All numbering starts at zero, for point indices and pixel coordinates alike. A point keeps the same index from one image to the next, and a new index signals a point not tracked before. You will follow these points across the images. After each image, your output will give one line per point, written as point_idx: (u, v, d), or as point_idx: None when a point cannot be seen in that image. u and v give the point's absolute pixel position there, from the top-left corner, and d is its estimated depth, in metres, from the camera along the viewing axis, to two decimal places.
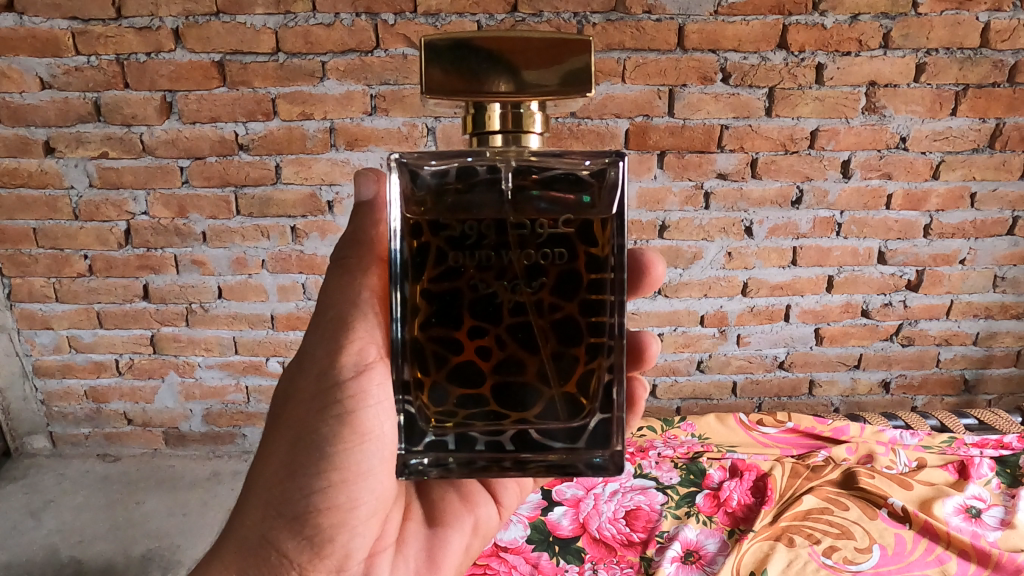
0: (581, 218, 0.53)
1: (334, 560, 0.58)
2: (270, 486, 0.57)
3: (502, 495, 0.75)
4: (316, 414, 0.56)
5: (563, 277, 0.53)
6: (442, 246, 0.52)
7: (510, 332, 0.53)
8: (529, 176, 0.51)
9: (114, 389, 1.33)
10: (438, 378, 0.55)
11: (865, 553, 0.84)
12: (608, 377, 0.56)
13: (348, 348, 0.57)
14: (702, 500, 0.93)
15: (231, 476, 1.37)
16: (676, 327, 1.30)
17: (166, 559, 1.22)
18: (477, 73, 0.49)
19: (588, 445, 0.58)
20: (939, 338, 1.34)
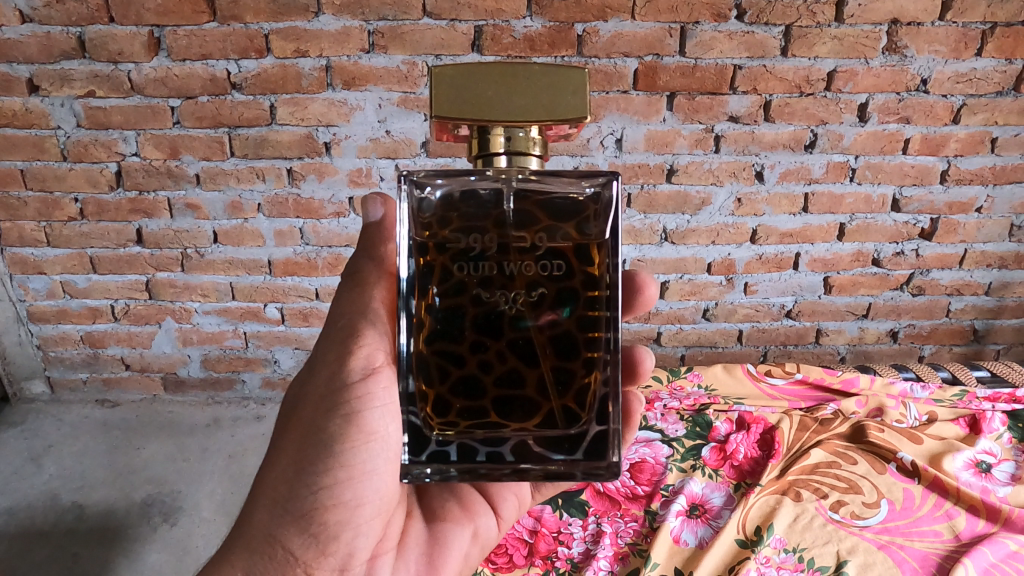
0: (577, 235, 0.52)
1: (338, 558, 0.56)
2: (277, 483, 0.55)
3: (503, 504, 0.71)
4: (325, 412, 0.55)
5: (560, 294, 0.53)
6: (447, 264, 0.52)
7: (511, 347, 0.53)
8: (530, 196, 0.51)
9: (110, 335, 1.31)
10: (442, 390, 0.53)
11: (873, 508, 0.84)
12: (603, 391, 0.55)
13: (357, 352, 0.56)
14: (707, 452, 0.92)
15: (231, 422, 1.36)
16: (682, 274, 1.27)
17: (167, 504, 1.22)
18: (486, 101, 0.48)
19: (586, 457, 0.56)
20: (950, 288, 1.31)
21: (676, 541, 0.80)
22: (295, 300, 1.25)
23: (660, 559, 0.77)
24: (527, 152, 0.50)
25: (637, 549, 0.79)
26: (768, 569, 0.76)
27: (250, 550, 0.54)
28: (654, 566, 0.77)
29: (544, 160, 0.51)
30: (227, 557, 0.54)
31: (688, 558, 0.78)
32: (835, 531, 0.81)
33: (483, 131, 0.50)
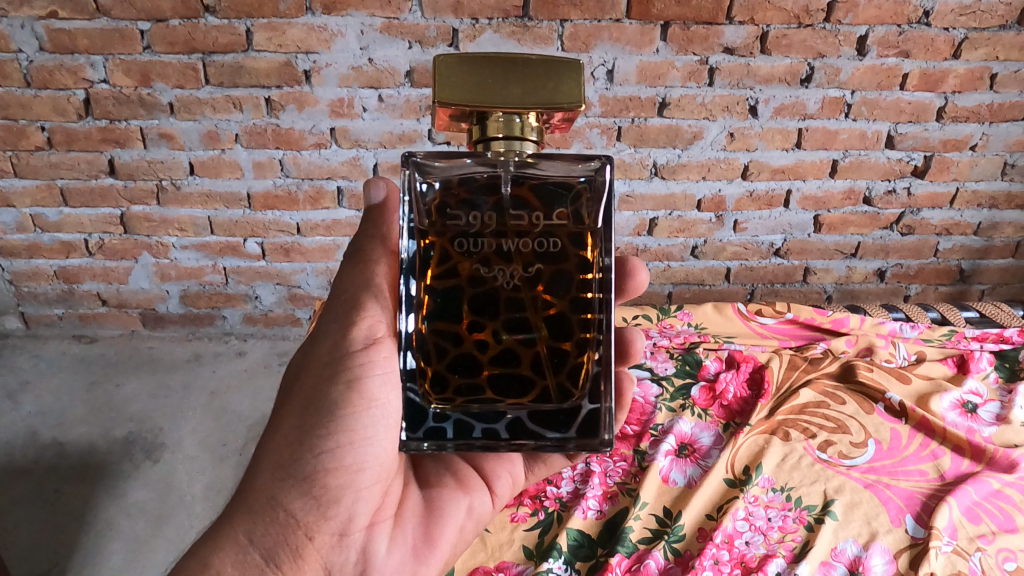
0: (571, 220, 0.55)
1: (339, 523, 0.56)
2: (280, 447, 0.55)
3: (496, 479, 0.71)
4: (328, 379, 0.56)
5: (554, 275, 0.55)
6: (448, 246, 0.54)
7: (507, 325, 0.55)
8: (525, 183, 0.54)
9: (85, 270, 1.27)
10: (440, 366, 0.56)
11: (861, 448, 0.84)
12: (597, 370, 0.57)
13: (359, 323, 0.57)
14: (697, 392, 0.91)
15: (213, 359, 1.34)
16: (671, 211, 1.25)
17: (149, 441, 1.21)
18: (485, 88, 0.50)
19: (580, 434, 0.57)
20: (940, 227, 1.30)
21: (665, 480, 0.80)
22: (277, 235, 1.21)
23: (649, 499, 0.78)
24: (524, 137, 0.52)
25: (626, 488, 0.79)
26: (756, 508, 0.77)
27: (251, 514, 0.54)
28: (644, 506, 0.77)
29: (541, 148, 0.54)
30: (229, 521, 0.54)
31: (676, 497, 0.78)
32: (823, 470, 0.81)
33: (482, 117, 0.52)
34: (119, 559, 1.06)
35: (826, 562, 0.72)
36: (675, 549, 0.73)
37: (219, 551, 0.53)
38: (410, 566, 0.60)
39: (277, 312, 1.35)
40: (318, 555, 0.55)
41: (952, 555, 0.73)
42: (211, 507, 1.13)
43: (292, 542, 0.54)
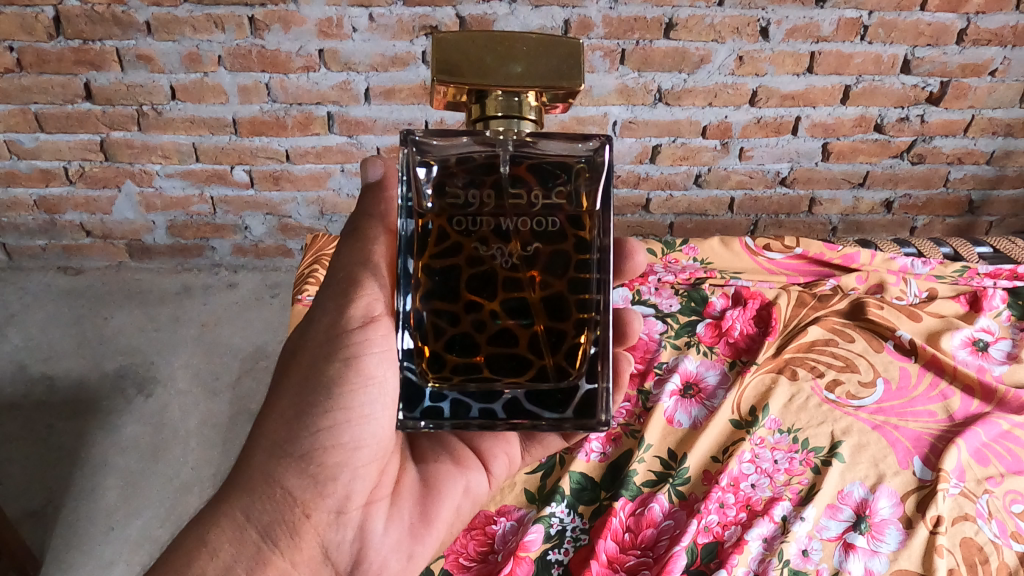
0: (570, 199, 0.52)
1: (335, 502, 0.54)
2: (276, 425, 0.54)
3: (493, 458, 0.66)
4: (326, 355, 0.54)
5: (553, 255, 0.52)
6: (445, 225, 0.51)
7: (506, 306, 0.52)
8: (524, 160, 0.51)
9: (66, 200, 1.22)
10: (437, 347, 0.52)
11: (869, 388, 0.82)
12: (594, 351, 0.54)
13: (356, 301, 0.55)
14: (702, 329, 0.89)
15: (203, 291, 1.31)
16: (675, 138, 1.19)
17: (140, 376, 1.19)
18: (484, 65, 0.47)
19: (576, 415, 0.54)
20: (951, 156, 1.26)
21: (670, 421, 0.78)
22: (265, 162, 1.16)
23: (653, 441, 0.76)
24: (522, 116, 0.49)
25: (629, 430, 0.77)
26: (762, 450, 0.75)
27: (249, 491, 0.52)
28: (648, 448, 0.75)
29: (540, 125, 0.51)
30: (225, 498, 0.53)
31: (681, 439, 0.76)
32: (830, 411, 0.79)
33: (480, 96, 0.49)
34: (115, 496, 1.07)
35: (833, 505, 0.71)
36: (680, 492, 0.72)
37: (216, 529, 0.51)
38: (407, 546, 0.59)
39: (267, 243, 1.31)
40: (315, 535, 0.54)
41: (959, 497, 0.72)
42: (206, 442, 1.13)
43: (288, 522, 0.53)
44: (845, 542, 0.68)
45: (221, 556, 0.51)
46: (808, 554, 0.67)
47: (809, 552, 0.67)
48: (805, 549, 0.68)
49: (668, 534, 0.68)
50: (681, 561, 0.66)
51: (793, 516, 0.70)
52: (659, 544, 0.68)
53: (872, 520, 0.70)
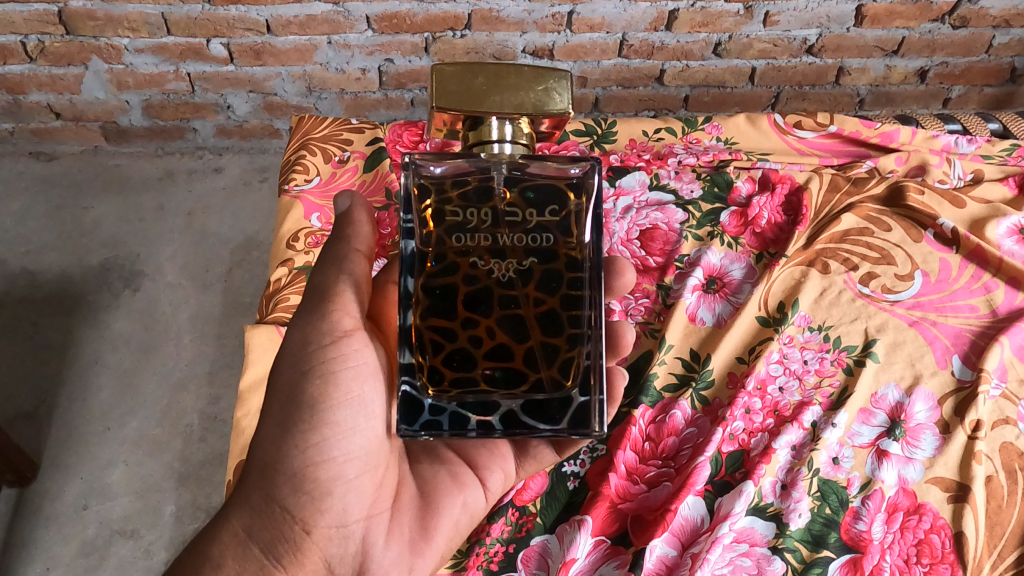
0: (562, 219, 0.53)
1: (335, 517, 0.53)
2: (265, 444, 0.52)
3: (485, 470, 0.62)
4: (303, 373, 0.53)
5: (545, 274, 0.53)
6: (444, 243, 0.52)
7: (502, 321, 0.52)
8: (517, 184, 0.52)
9: (28, 79, 1.09)
10: (435, 361, 0.53)
11: (906, 281, 0.75)
12: (587, 363, 0.55)
13: (336, 317, 0.54)
14: (727, 218, 0.80)
15: (187, 176, 1.22)
16: (694, 2, 1.07)
17: (126, 269, 1.13)
18: (483, 95, 0.47)
19: (572, 426, 0.55)
20: (999, 20, 1.13)
21: (692, 320, 0.72)
22: (244, 37, 1.05)
23: (675, 341, 0.70)
24: (516, 139, 0.51)
25: (649, 329, 0.72)
26: (791, 350, 0.70)
27: (247, 513, 0.51)
28: (669, 349, 0.70)
29: (532, 148, 0.52)
30: (227, 518, 0.51)
31: (704, 339, 0.71)
32: (865, 307, 0.73)
33: (476, 121, 0.49)
34: (109, 395, 1.04)
35: (865, 409, 0.67)
36: (703, 398, 0.67)
37: (220, 545, 0.50)
38: (409, 557, 0.57)
39: (252, 123, 1.20)
40: (319, 551, 0.52)
41: (998, 400, 0.68)
42: (199, 338, 1.09)
43: (287, 541, 0.51)
44: (878, 449, 0.64)
45: (226, 570, 0.49)
46: (838, 462, 0.63)
47: (840, 461, 0.63)
48: (836, 457, 0.64)
49: (691, 443, 0.64)
50: (705, 472, 0.62)
51: (824, 422, 0.65)
52: (681, 454, 0.64)
53: (908, 426, 0.66)
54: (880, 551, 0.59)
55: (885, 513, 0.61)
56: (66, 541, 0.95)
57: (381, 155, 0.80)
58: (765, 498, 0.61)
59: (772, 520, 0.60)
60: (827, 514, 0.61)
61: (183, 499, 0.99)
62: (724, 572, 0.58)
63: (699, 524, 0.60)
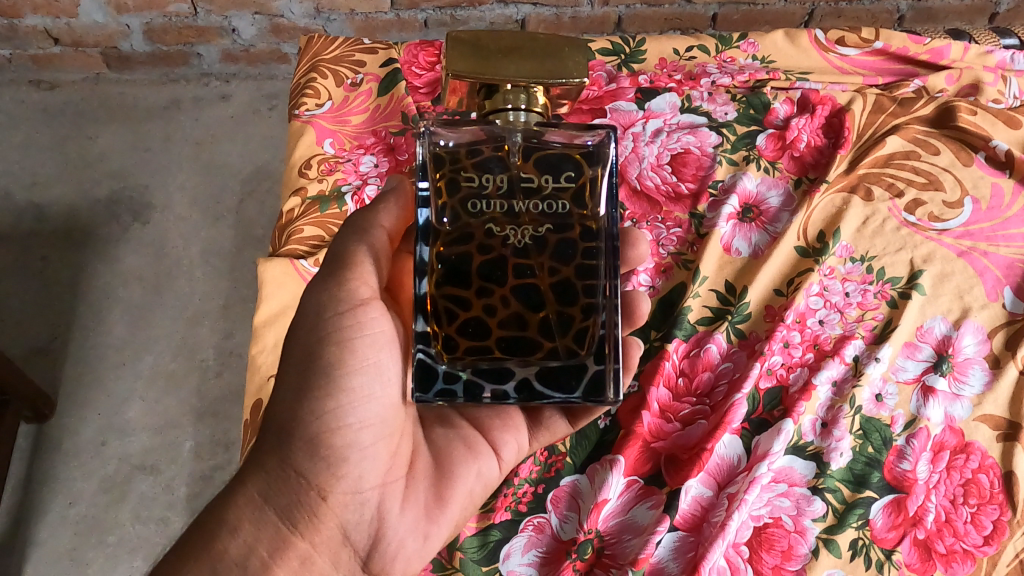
0: (576, 188, 0.49)
1: (351, 485, 0.50)
2: (281, 410, 0.50)
3: (501, 440, 0.57)
4: (317, 339, 0.50)
5: (560, 242, 0.49)
6: (459, 211, 0.48)
7: (516, 290, 0.48)
8: (533, 154, 0.49)
9: (23, 2, 1.03)
10: (449, 329, 0.49)
11: (955, 209, 0.70)
12: (603, 332, 0.50)
13: (351, 280, 0.51)
14: (764, 141, 0.74)
15: (193, 105, 1.16)
16: None
17: (135, 202, 1.10)
18: (498, 62, 0.47)
19: (584, 394, 0.50)
20: None
21: (727, 251, 0.68)
22: None
23: (709, 273, 0.67)
24: (530, 107, 0.48)
25: (682, 260, 0.68)
26: (832, 282, 0.66)
27: (263, 479, 0.49)
28: (703, 282, 0.66)
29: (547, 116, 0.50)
30: (243, 481, 0.50)
31: (740, 269, 0.67)
32: (911, 237, 0.69)
33: (491, 90, 0.49)
34: (123, 330, 1.02)
35: (911, 343, 0.63)
36: (739, 332, 0.64)
37: (235, 507, 0.48)
38: (426, 524, 0.54)
39: (259, 47, 1.14)
40: (334, 517, 0.50)
41: None
42: (212, 271, 1.06)
43: (302, 506, 0.49)
44: (924, 385, 0.61)
45: (242, 534, 0.48)
46: (881, 399, 0.61)
47: (884, 398, 0.61)
48: (879, 394, 0.61)
49: (727, 379, 0.61)
50: (742, 410, 0.59)
51: (867, 357, 0.62)
52: (717, 390, 0.61)
53: (955, 360, 0.63)
54: (925, 491, 0.57)
55: (931, 452, 0.58)
56: (87, 476, 0.95)
57: (397, 77, 0.75)
58: (805, 437, 0.59)
59: (812, 460, 0.58)
60: (870, 453, 0.58)
61: (202, 435, 0.98)
62: (762, 513, 0.56)
63: (736, 463, 0.58)
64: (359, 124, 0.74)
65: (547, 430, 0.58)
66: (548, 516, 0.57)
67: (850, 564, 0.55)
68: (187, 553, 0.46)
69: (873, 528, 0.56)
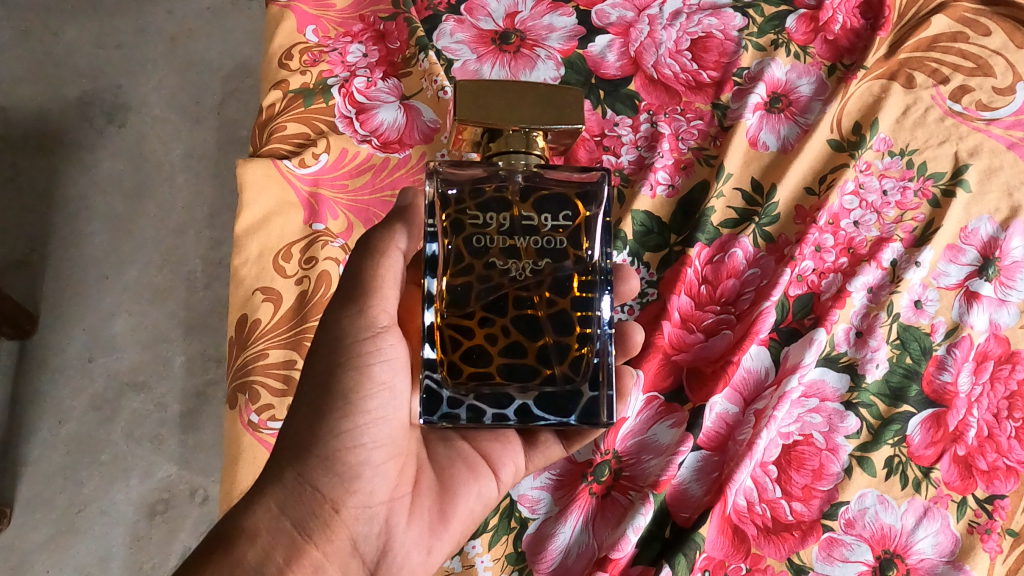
0: (575, 231, 0.43)
1: (364, 506, 0.44)
2: (297, 424, 0.43)
3: (499, 460, 0.50)
4: (337, 357, 0.43)
5: (558, 278, 0.43)
6: (462, 248, 0.42)
7: (518, 320, 0.43)
8: (536, 191, 0.43)
9: None
10: (453, 355, 0.43)
11: (1005, 97, 0.63)
12: (598, 360, 0.44)
13: (374, 301, 0.44)
14: (794, 24, 0.65)
15: None
16: None
17: (108, 103, 1.01)
18: (504, 112, 0.41)
19: (581, 417, 0.44)
20: None
21: (753, 145, 0.61)
22: None
23: (735, 169, 0.60)
24: (530, 149, 0.42)
25: (704, 156, 0.61)
26: (868, 179, 0.60)
27: (276, 493, 0.42)
28: (727, 179, 0.60)
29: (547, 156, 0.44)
30: (253, 492, 0.42)
31: (768, 166, 0.61)
32: (956, 127, 0.62)
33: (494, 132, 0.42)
34: (104, 242, 0.97)
35: (953, 246, 0.58)
36: (767, 235, 0.58)
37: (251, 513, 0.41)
38: (429, 538, 0.47)
39: None
40: (346, 533, 0.43)
41: None
42: (195, 177, 0.99)
43: (314, 522, 0.42)
44: (968, 291, 0.56)
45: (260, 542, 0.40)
46: (921, 306, 0.56)
47: (923, 305, 0.56)
48: (919, 301, 0.56)
49: (753, 287, 0.56)
50: (770, 319, 0.54)
51: (906, 262, 0.57)
52: (742, 298, 0.56)
53: (1003, 264, 0.57)
54: (967, 405, 0.53)
55: (973, 362, 0.54)
56: (76, 394, 0.92)
57: None
58: (838, 348, 0.55)
59: (845, 372, 0.54)
60: (907, 365, 0.54)
61: (192, 349, 0.94)
62: (791, 430, 0.53)
63: (763, 377, 0.54)
64: (344, 9, 0.66)
65: (543, 454, 0.51)
66: None
67: (886, 483, 0.51)
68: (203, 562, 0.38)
69: (910, 445, 0.52)
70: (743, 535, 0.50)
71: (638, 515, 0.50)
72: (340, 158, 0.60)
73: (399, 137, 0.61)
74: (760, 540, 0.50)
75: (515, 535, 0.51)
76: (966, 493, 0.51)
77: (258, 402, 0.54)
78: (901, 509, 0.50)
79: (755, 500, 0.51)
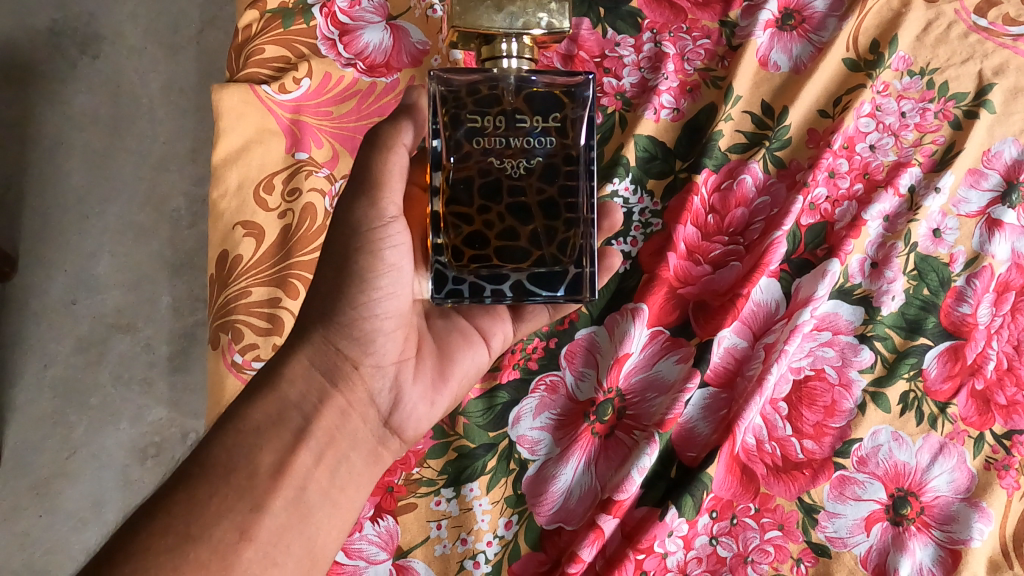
0: (562, 128, 0.39)
1: (380, 365, 0.43)
2: (320, 286, 0.42)
3: (489, 327, 0.49)
4: (351, 237, 0.40)
5: (547, 168, 0.39)
6: (459, 140, 0.39)
7: (513, 208, 0.39)
8: (526, 90, 0.38)
9: None
10: (455, 240, 0.40)
11: None
12: (583, 243, 0.41)
13: (384, 194, 0.40)
14: None
15: None
16: None
17: (81, 33, 0.95)
18: (497, 17, 0.36)
19: (568, 292, 0.42)
20: None
21: (763, 66, 0.57)
22: None
23: (744, 92, 0.56)
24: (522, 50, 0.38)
25: (711, 78, 0.56)
26: (885, 101, 0.56)
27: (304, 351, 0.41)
28: (736, 102, 0.56)
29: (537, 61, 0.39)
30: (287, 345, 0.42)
31: (780, 88, 0.56)
32: (980, 45, 0.56)
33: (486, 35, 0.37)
34: (82, 179, 0.93)
35: (975, 170, 0.55)
36: (778, 160, 0.55)
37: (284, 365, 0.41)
38: (432, 392, 0.46)
39: None
40: (365, 387, 0.43)
41: None
42: (175, 110, 0.94)
43: (336, 374, 0.42)
44: (989, 218, 0.53)
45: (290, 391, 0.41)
46: (940, 235, 0.53)
47: (942, 234, 0.53)
48: (938, 229, 0.53)
49: (763, 216, 0.54)
50: (781, 250, 0.52)
51: (924, 187, 0.54)
52: (752, 228, 0.53)
53: None
54: (987, 337, 0.51)
55: (994, 294, 0.52)
56: (61, 338, 0.89)
57: None
58: (852, 280, 0.52)
59: (859, 305, 0.52)
60: (925, 296, 0.52)
61: (179, 290, 0.91)
62: (802, 365, 0.51)
63: (773, 311, 0.52)
64: None
65: (531, 324, 0.50)
66: (562, 375, 0.51)
67: (901, 420, 0.49)
68: (248, 401, 0.40)
69: (926, 379, 0.50)
70: (751, 474, 0.49)
71: (643, 455, 0.48)
72: (323, 84, 0.56)
73: (386, 61, 0.57)
74: (771, 479, 0.49)
75: (514, 477, 0.49)
76: (983, 429, 0.49)
77: (242, 342, 0.52)
78: (916, 446, 0.49)
79: (765, 439, 0.49)
